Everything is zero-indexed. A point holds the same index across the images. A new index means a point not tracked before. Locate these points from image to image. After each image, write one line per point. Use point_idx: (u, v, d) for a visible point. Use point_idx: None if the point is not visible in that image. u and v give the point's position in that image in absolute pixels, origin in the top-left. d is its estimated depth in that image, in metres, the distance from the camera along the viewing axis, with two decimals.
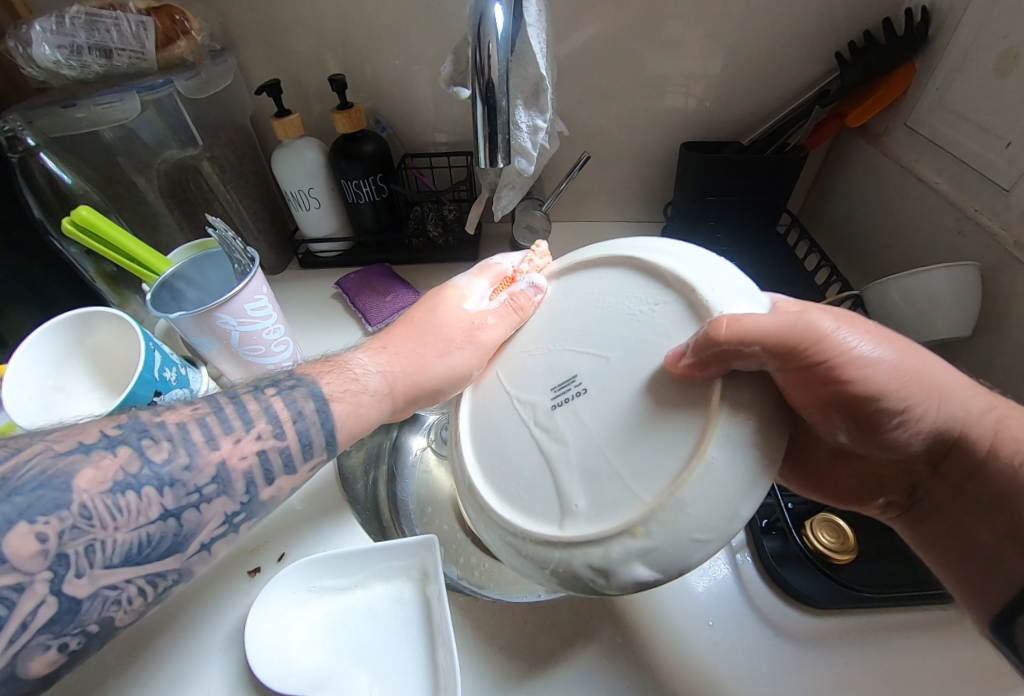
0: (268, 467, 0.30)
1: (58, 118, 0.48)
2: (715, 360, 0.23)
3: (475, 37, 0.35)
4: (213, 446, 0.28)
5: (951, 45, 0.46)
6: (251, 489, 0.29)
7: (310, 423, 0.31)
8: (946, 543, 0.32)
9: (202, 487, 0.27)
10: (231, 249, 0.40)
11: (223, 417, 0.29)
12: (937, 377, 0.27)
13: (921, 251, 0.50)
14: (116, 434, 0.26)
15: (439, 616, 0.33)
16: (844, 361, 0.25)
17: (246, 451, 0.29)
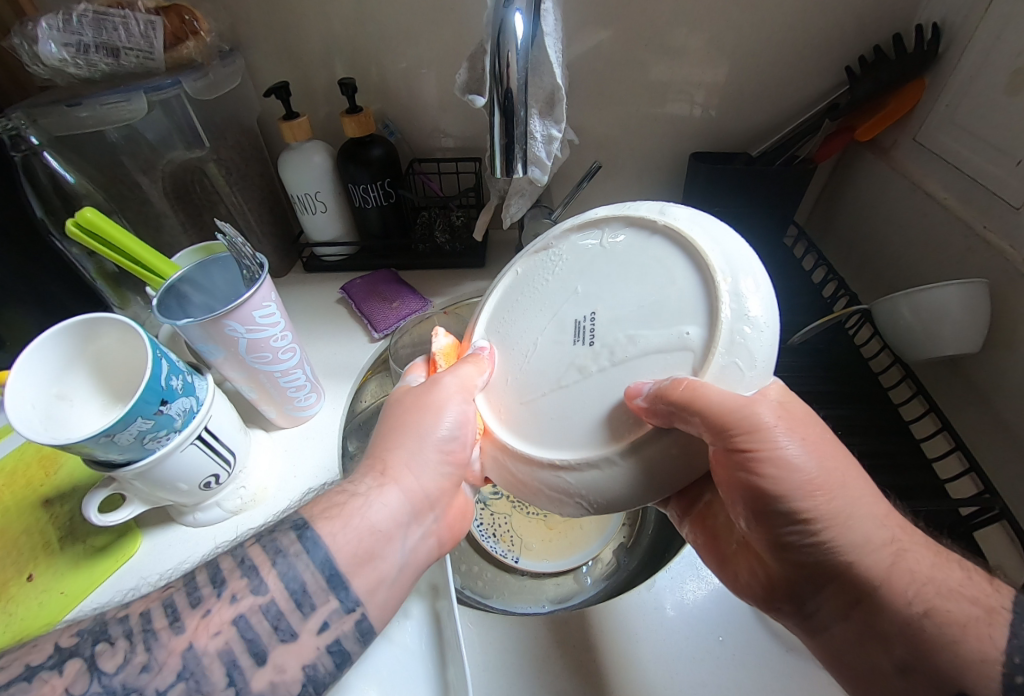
0: (249, 644, 0.25)
1: (61, 117, 0.46)
2: (661, 412, 0.26)
3: (493, 45, 0.34)
4: (176, 630, 0.25)
5: (962, 61, 0.46)
6: (233, 673, 0.24)
7: (293, 566, 0.27)
8: (847, 662, 0.29)
9: (166, 690, 0.23)
10: (240, 254, 0.40)
11: (191, 589, 0.26)
12: (852, 501, 0.28)
13: (927, 266, 0.50)
14: (71, 645, 0.24)
15: (451, 631, 0.34)
16: (764, 457, 0.28)
17: (216, 626, 0.25)
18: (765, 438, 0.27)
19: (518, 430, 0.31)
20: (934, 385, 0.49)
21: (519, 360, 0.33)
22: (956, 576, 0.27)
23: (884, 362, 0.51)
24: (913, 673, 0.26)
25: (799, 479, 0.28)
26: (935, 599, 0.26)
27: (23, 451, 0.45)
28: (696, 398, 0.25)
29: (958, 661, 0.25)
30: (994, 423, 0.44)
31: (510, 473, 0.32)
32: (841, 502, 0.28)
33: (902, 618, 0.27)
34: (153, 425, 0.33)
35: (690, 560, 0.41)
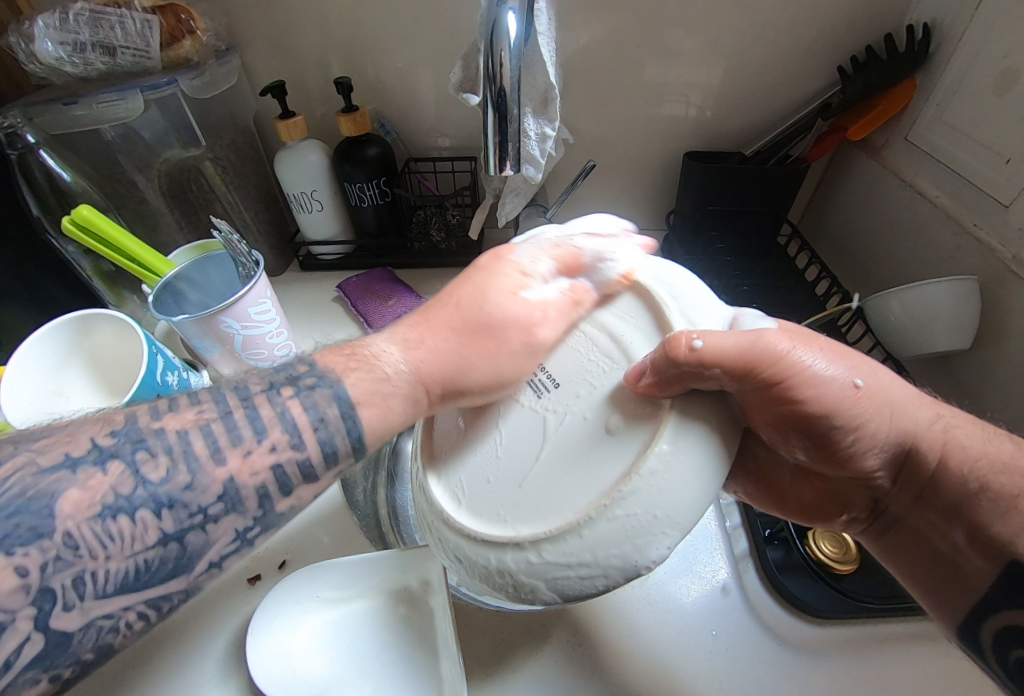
0: (286, 481, 0.24)
1: (57, 115, 0.47)
2: (676, 380, 0.25)
3: (486, 44, 0.35)
4: (219, 461, 0.23)
5: (952, 62, 0.47)
6: (266, 504, 0.24)
7: (335, 431, 0.25)
8: (914, 556, 0.32)
9: (208, 508, 0.22)
10: (236, 252, 0.40)
11: (232, 425, 0.24)
12: (888, 395, 0.28)
13: (917, 264, 0.51)
14: (109, 445, 0.22)
15: (443, 625, 0.33)
16: (799, 381, 0.26)
17: (259, 467, 0.23)
18: (792, 356, 0.26)
19: (533, 521, 0.26)
20: (926, 382, 0.50)
21: (491, 457, 0.29)
22: (1006, 448, 0.28)
23: (875, 359, 0.52)
24: (980, 540, 0.28)
25: (839, 393, 0.27)
26: (989, 473, 0.27)
27: None
28: (702, 350, 0.24)
29: (1014, 528, 0.26)
30: (984, 418, 0.44)
31: (553, 575, 0.24)
32: (878, 400, 0.28)
33: (960, 492, 0.28)
34: None
35: (688, 555, 0.41)
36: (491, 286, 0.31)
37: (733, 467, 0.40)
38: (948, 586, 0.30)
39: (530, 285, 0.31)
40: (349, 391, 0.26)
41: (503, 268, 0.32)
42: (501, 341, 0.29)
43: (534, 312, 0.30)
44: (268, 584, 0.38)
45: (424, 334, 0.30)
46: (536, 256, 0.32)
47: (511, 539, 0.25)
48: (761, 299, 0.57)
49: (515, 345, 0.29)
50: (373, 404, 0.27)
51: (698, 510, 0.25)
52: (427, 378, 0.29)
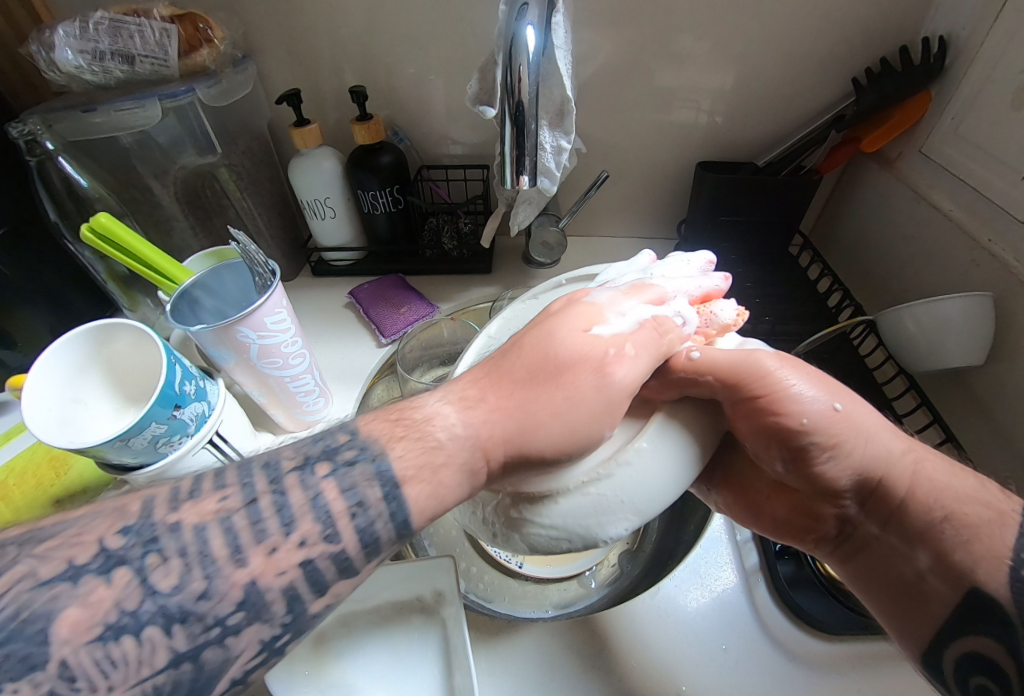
0: (317, 578, 0.22)
1: (76, 122, 0.48)
2: (674, 385, 0.29)
3: (505, 58, 0.35)
4: (238, 563, 0.21)
5: (969, 75, 0.47)
6: (295, 608, 0.21)
7: (373, 518, 0.23)
8: (880, 581, 0.32)
9: (226, 619, 0.20)
10: (253, 261, 0.40)
11: (254, 518, 0.22)
12: (867, 421, 0.30)
13: (931, 277, 0.50)
14: (118, 548, 0.20)
15: (456, 637, 0.34)
16: (778, 398, 0.29)
17: (284, 566, 0.21)
18: (774, 376, 0.29)
19: (523, 481, 0.29)
20: (939, 397, 0.50)
21: None
22: (971, 483, 0.28)
23: (888, 373, 0.51)
24: (944, 568, 0.28)
25: (817, 417, 0.29)
26: (954, 503, 0.28)
27: (33, 453, 0.46)
28: (699, 356, 0.29)
29: (976, 555, 0.27)
30: (997, 434, 0.44)
31: (524, 532, 0.28)
32: (855, 421, 0.29)
33: (928, 519, 0.28)
34: (167, 429, 0.34)
35: (695, 569, 0.41)
36: (561, 328, 0.28)
37: (714, 473, 0.42)
38: (914, 616, 0.30)
39: (605, 320, 0.28)
40: (393, 466, 0.24)
41: (575, 311, 0.29)
42: (574, 383, 0.26)
43: (609, 350, 0.27)
44: None
45: (485, 392, 0.27)
46: (616, 300, 0.30)
47: (498, 492, 0.29)
48: (773, 310, 0.57)
49: (589, 388, 0.26)
50: (421, 481, 0.24)
51: (663, 500, 0.27)
52: (488, 444, 0.26)
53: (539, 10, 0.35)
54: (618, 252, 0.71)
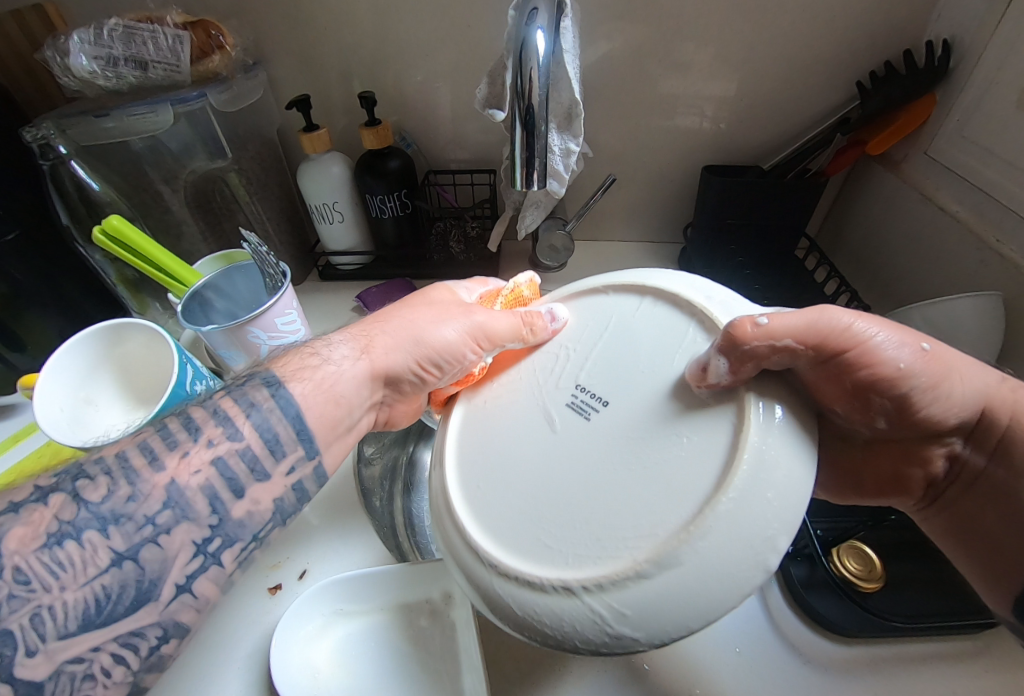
0: (230, 476, 0.26)
1: (88, 127, 0.48)
2: (749, 359, 0.24)
3: (515, 62, 0.35)
4: (157, 468, 0.25)
5: (972, 78, 0.47)
6: (218, 507, 0.25)
7: (269, 415, 0.28)
8: (975, 525, 0.32)
9: (155, 517, 0.24)
10: (264, 263, 0.40)
11: (166, 437, 0.26)
12: (957, 358, 0.27)
13: (940, 279, 0.50)
14: (49, 484, 0.24)
15: (467, 638, 0.34)
16: (868, 349, 0.24)
17: (197, 464, 0.26)
18: (853, 326, 0.24)
19: (597, 560, 0.24)
20: None
21: (529, 499, 0.28)
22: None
23: None
24: None
25: (911, 370, 0.25)
26: None
27: (41, 454, 0.46)
28: (767, 323, 0.24)
29: None
30: None
31: (620, 606, 0.23)
32: (949, 360, 0.26)
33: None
34: None
35: None
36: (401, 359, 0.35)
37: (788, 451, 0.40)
38: (1004, 561, 0.30)
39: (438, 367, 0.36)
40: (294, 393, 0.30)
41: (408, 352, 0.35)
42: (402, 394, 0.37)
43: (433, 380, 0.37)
44: (291, 594, 0.38)
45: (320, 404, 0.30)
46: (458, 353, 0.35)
47: (578, 582, 0.23)
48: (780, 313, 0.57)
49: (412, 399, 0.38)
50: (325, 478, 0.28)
51: (798, 498, 0.23)
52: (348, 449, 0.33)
53: (549, 14, 0.35)
54: (623, 256, 0.71)
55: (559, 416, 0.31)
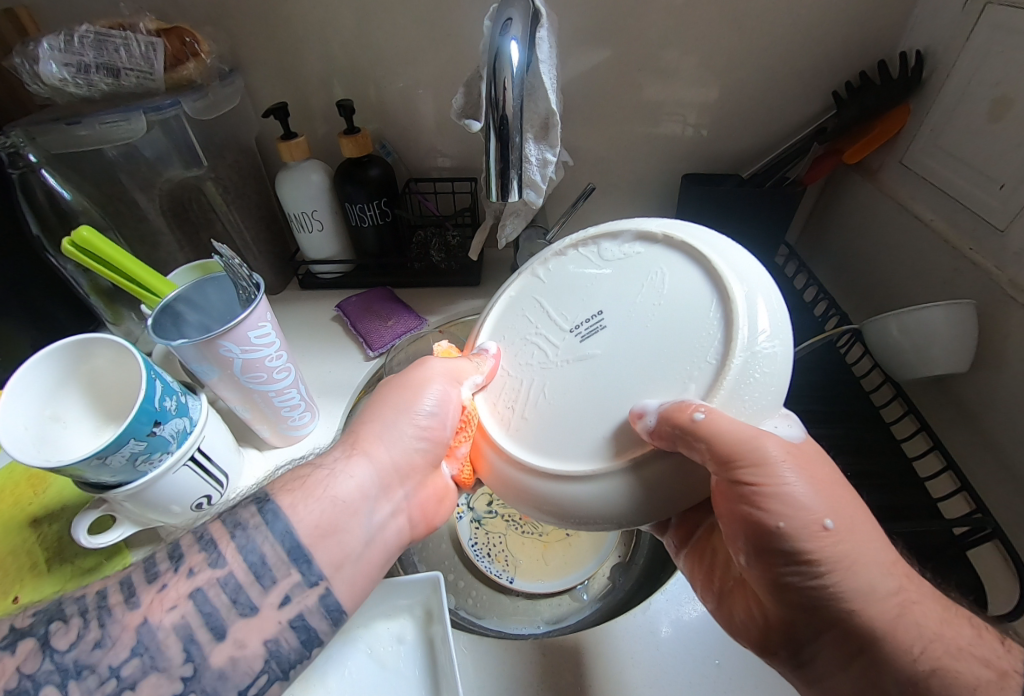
0: (211, 612, 0.25)
1: (61, 135, 0.47)
2: (667, 436, 0.26)
3: (489, 73, 0.35)
4: (132, 606, 0.25)
5: (945, 89, 0.48)
6: (192, 651, 0.24)
7: (257, 542, 0.27)
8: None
9: (120, 670, 0.23)
10: (236, 275, 0.40)
11: (149, 568, 0.26)
12: (862, 548, 0.26)
13: (915, 286, 0.51)
14: (24, 626, 0.24)
15: (444, 657, 0.33)
16: (771, 492, 0.26)
17: (172, 600, 0.25)
18: (772, 459, 0.26)
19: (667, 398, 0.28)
20: (924, 404, 0.50)
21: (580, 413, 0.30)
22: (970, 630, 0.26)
23: (875, 380, 0.52)
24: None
25: (797, 518, 0.26)
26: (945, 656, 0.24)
27: (10, 472, 0.45)
28: (702, 421, 0.24)
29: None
30: (978, 442, 0.44)
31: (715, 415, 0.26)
32: (856, 537, 0.26)
33: (907, 674, 0.24)
34: (146, 446, 0.33)
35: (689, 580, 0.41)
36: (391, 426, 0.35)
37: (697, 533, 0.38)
38: None
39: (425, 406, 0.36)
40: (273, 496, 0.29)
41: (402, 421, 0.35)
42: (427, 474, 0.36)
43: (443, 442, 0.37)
44: None
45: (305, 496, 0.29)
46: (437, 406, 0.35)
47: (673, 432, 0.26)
48: None
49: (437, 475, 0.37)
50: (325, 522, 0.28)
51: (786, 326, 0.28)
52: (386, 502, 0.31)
53: (524, 25, 0.35)
54: None
55: (586, 349, 0.32)
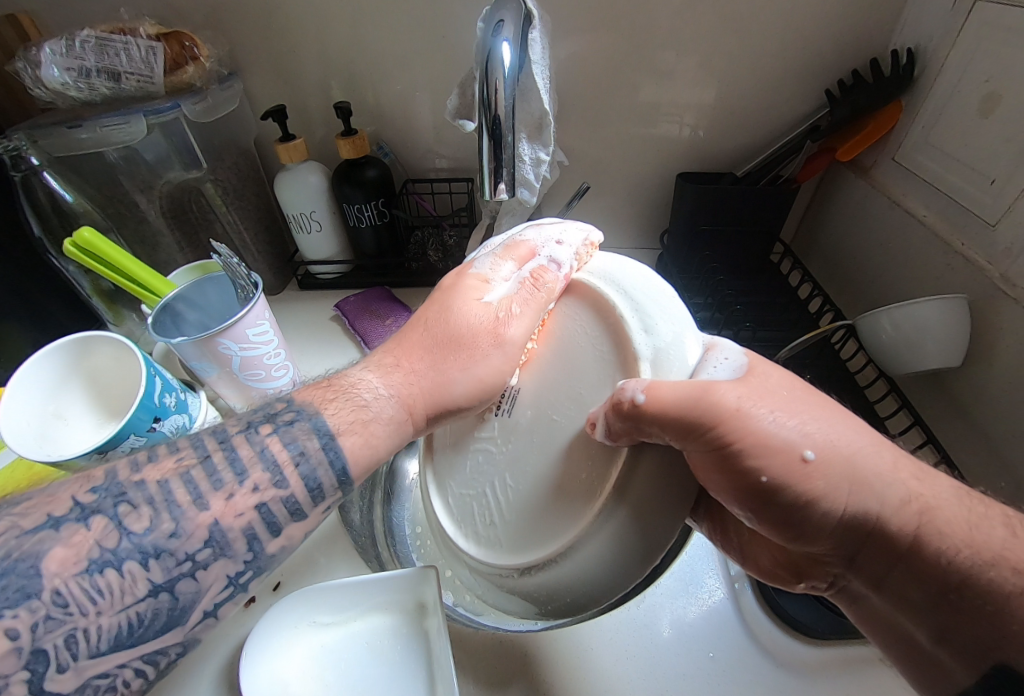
0: (271, 520, 0.26)
1: (62, 138, 0.48)
2: (624, 433, 0.25)
3: (482, 73, 0.36)
4: (201, 506, 0.24)
5: (936, 87, 0.49)
6: (255, 545, 0.25)
7: (317, 463, 0.27)
8: (885, 634, 0.30)
9: (195, 555, 0.24)
10: (235, 274, 0.40)
11: (212, 469, 0.25)
12: (849, 463, 0.25)
13: (908, 282, 0.51)
14: (90, 502, 0.23)
15: (438, 649, 0.33)
16: (749, 442, 0.25)
17: (243, 508, 0.25)
18: (732, 406, 0.25)
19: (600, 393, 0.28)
20: (919, 400, 0.50)
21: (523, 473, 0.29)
22: (976, 512, 0.25)
23: (870, 375, 0.52)
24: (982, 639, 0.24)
25: (784, 454, 0.25)
26: (971, 568, 0.24)
27: (12, 469, 0.45)
28: (644, 404, 0.24)
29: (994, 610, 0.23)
30: (970, 435, 0.45)
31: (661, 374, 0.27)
32: (840, 461, 0.25)
33: (938, 585, 0.25)
34: (146, 442, 0.34)
35: (686, 575, 0.40)
36: (455, 300, 0.34)
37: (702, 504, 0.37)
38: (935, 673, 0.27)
39: (489, 287, 0.34)
40: (327, 422, 0.28)
41: (464, 285, 0.35)
42: (472, 350, 0.32)
43: (498, 312, 0.33)
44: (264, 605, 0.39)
45: (400, 359, 0.33)
46: (506, 296, 0.33)
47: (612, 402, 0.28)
48: (755, 317, 0.57)
49: (486, 349, 0.32)
50: (356, 432, 0.29)
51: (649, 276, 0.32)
52: (410, 406, 0.31)
53: (516, 26, 0.36)
54: None
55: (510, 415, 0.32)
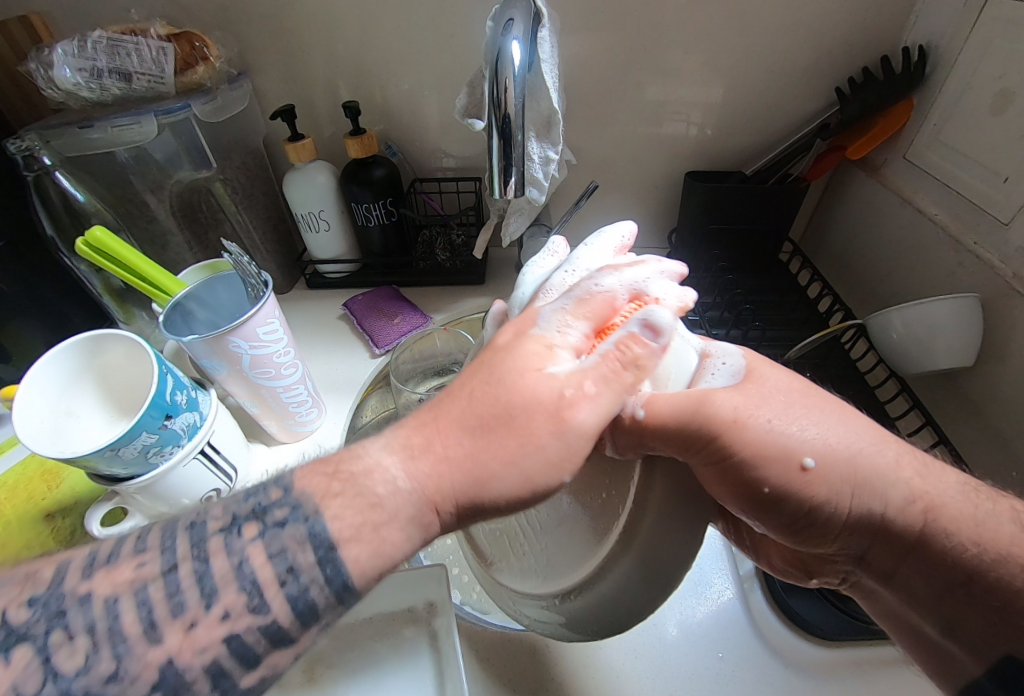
0: (245, 653, 0.20)
1: (73, 137, 0.48)
2: (630, 447, 0.27)
3: (491, 72, 0.36)
4: (153, 640, 0.19)
5: (948, 84, 0.48)
6: (222, 685, 0.20)
7: (307, 584, 0.21)
8: (904, 634, 0.29)
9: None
10: (245, 273, 0.41)
11: (176, 585, 0.20)
12: (854, 463, 0.25)
13: (919, 281, 0.51)
14: (21, 622, 0.19)
15: (447, 647, 0.34)
16: (754, 448, 0.25)
17: (205, 642, 0.19)
18: (732, 413, 0.25)
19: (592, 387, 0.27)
20: (930, 400, 0.50)
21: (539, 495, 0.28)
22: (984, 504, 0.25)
23: (880, 375, 0.52)
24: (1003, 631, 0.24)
25: (790, 456, 0.25)
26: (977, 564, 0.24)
27: (24, 466, 0.46)
28: (642, 420, 0.26)
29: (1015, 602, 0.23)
30: (981, 435, 0.45)
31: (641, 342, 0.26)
32: (846, 465, 0.25)
33: (949, 580, 0.24)
34: (158, 439, 0.34)
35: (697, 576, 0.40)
36: (512, 373, 0.25)
37: None
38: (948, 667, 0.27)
39: (558, 359, 0.25)
40: (328, 527, 0.21)
41: (525, 345, 0.26)
42: (528, 434, 0.23)
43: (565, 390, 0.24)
44: None
45: (429, 440, 0.24)
46: (563, 324, 0.27)
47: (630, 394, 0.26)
48: (764, 317, 0.57)
49: (543, 438, 0.23)
50: (363, 539, 0.21)
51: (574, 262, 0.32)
52: (438, 496, 0.23)
53: (524, 24, 0.36)
54: None
55: None
